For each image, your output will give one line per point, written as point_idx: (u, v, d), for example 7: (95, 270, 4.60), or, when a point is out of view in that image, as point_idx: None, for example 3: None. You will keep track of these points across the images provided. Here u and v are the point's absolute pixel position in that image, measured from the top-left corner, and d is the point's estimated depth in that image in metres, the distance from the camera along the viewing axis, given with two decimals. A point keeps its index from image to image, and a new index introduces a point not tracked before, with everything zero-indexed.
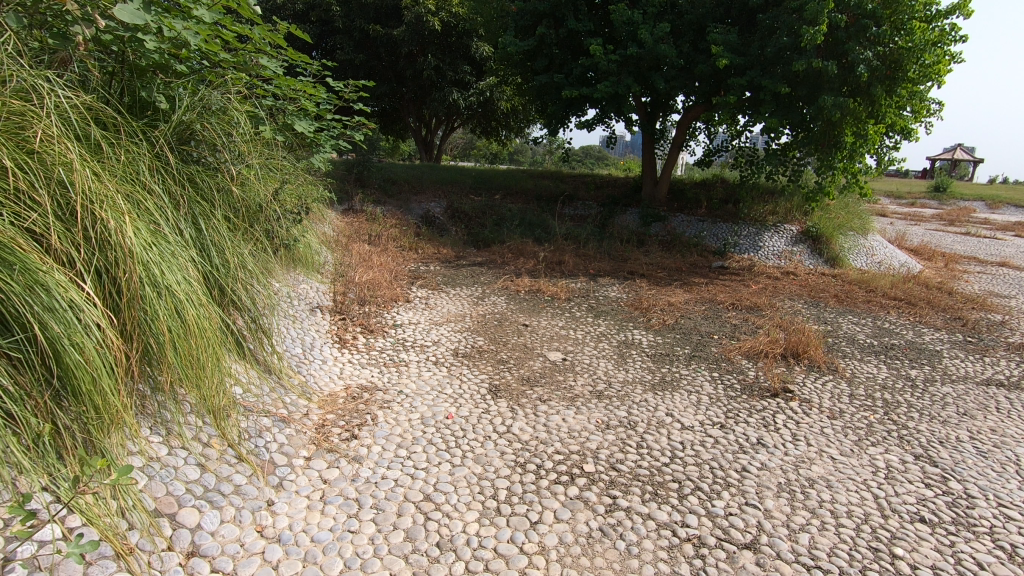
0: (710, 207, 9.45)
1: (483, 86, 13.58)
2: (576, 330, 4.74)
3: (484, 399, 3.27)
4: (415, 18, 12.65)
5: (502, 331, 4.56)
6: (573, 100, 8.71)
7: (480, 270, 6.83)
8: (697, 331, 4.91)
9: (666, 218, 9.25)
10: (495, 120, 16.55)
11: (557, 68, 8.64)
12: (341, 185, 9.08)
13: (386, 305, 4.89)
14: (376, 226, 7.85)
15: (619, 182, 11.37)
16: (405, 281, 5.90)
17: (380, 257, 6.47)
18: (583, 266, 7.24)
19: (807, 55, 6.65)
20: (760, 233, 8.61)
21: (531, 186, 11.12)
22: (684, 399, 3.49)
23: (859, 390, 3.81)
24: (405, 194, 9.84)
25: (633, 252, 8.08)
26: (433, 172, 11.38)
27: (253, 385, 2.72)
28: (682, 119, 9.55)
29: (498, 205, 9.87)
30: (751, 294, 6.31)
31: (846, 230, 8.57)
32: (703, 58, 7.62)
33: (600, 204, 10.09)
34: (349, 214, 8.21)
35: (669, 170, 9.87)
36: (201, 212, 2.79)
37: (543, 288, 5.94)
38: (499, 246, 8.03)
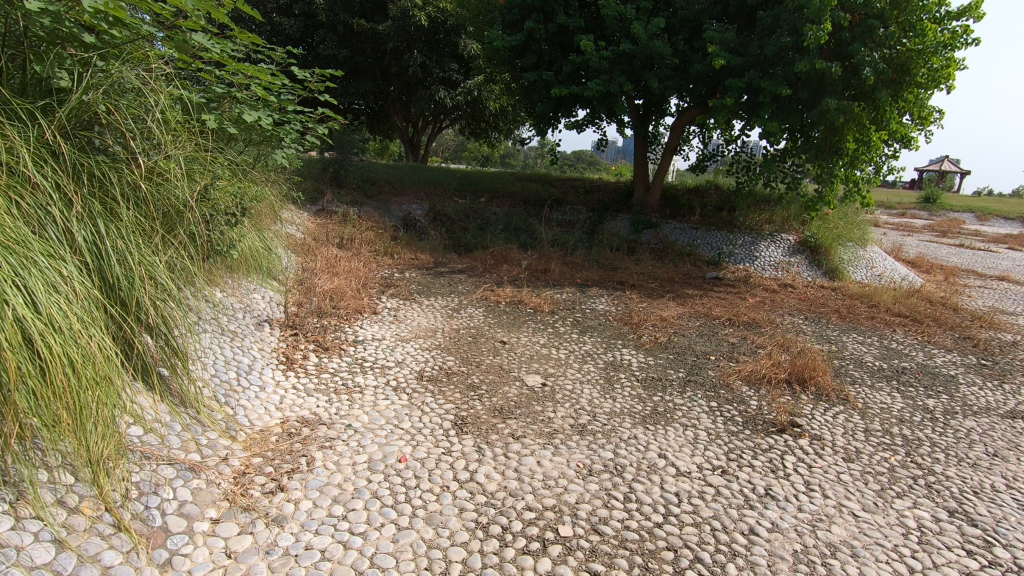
0: (704, 214, 9.05)
1: (471, 85, 13.14)
2: (559, 349, 4.27)
3: (447, 437, 2.79)
4: (401, 13, 12.22)
5: (476, 350, 4.08)
6: (563, 99, 8.27)
7: (459, 278, 6.36)
8: (692, 352, 4.47)
9: (658, 225, 8.84)
10: (484, 121, 16.11)
11: (546, 65, 8.21)
12: (316, 184, 8.59)
13: (349, 318, 4.39)
14: (350, 228, 7.35)
15: (610, 187, 10.96)
16: (374, 290, 5.41)
17: (350, 263, 5.97)
18: (570, 275, 6.79)
19: (810, 56, 6.27)
20: (756, 242, 8.22)
21: (518, 189, 10.66)
22: (679, 435, 3.04)
23: (874, 424, 3.38)
24: (385, 195, 9.36)
25: (622, 261, 7.66)
26: (416, 173, 10.90)
27: (157, 425, 2.23)
28: (676, 122, 9.15)
29: (482, 208, 9.41)
30: (748, 309, 5.89)
31: (845, 241, 8.19)
32: (699, 57, 7.22)
33: (590, 209, 9.66)
34: (323, 216, 7.72)
35: (661, 176, 9.46)
36: (101, 212, 2.31)
37: (525, 299, 5.48)
38: (481, 252, 7.57)
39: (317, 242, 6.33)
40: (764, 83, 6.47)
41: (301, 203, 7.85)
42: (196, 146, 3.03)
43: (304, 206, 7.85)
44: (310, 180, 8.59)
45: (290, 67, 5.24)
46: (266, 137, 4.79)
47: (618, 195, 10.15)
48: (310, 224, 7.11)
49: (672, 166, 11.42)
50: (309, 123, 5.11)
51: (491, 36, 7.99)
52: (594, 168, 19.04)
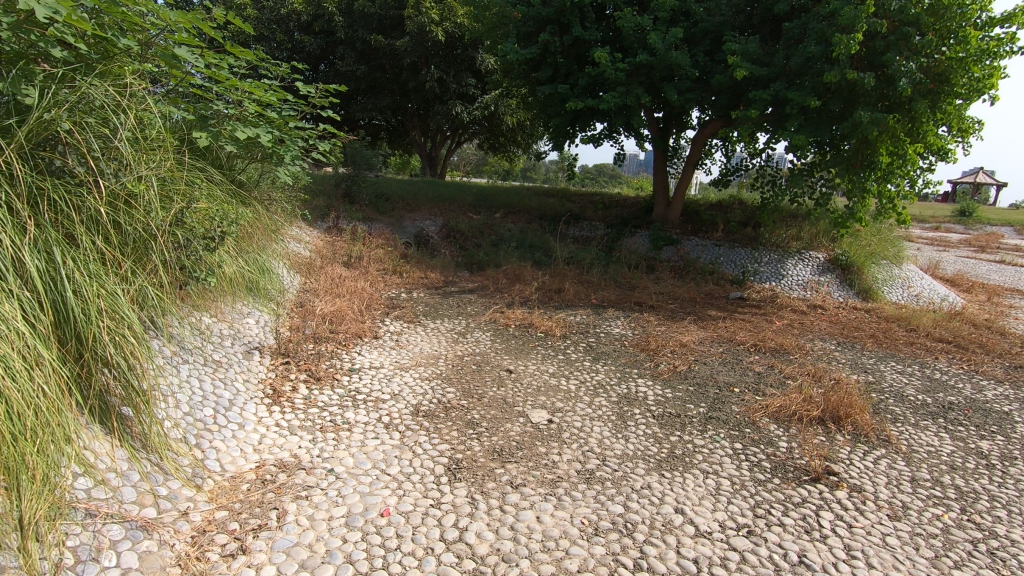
0: (727, 230, 8.69)
1: (488, 100, 13.03)
2: (569, 379, 3.98)
3: (438, 485, 2.52)
4: (418, 28, 12.21)
5: (479, 380, 3.81)
6: (580, 112, 8.03)
7: (469, 298, 6.12)
8: (714, 383, 4.13)
9: (679, 242, 8.50)
10: (502, 135, 16.00)
11: (561, 79, 8.00)
12: (329, 200, 8.48)
13: (347, 344, 4.17)
14: (360, 246, 7.19)
15: (629, 202, 10.65)
16: (378, 312, 5.20)
17: (356, 283, 5.79)
18: (585, 295, 6.51)
19: (840, 66, 5.92)
20: (782, 260, 7.83)
21: (534, 204, 10.43)
22: (699, 484, 2.72)
23: (921, 472, 3.01)
24: (398, 211, 9.22)
25: (641, 280, 7.34)
26: (431, 188, 10.76)
27: (109, 476, 2.01)
28: (697, 135, 8.83)
29: (497, 224, 9.19)
30: (775, 334, 5.52)
31: (879, 259, 7.74)
32: (720, 69, 6.92)
33: (607, 225, 9.37)
34: (333, 232, 7.59)
35: (682, 191, 9.13)
36: (57, 240, 2.12)
37: (536, 322, 5.21)
38: (494, 270, 7.33)
39: (323, 261, 6.17)
40: (790, 95, 6.13)
41: (311, 220, 7.73)
42: (176, 162, 2.84)
43: (315, 223, 7.73)
44: (322, 196, 8.49)
45: (295, 83, 5.11)
46: (267, 154, 4.64)
47: (637, 211, 9.84)
48: (319, 242, 6.97)
49: (694, 180, 11.07)
50: (312, 139, 4.96)
51: (505, 49, 7.81)
52: (614, 182, 18.75)
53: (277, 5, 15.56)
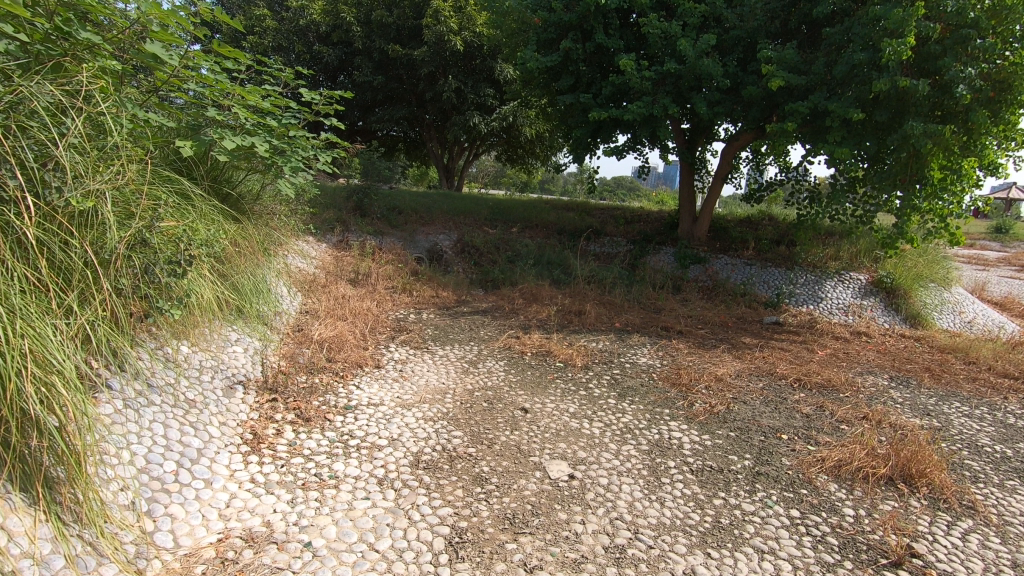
0: (759, 249, 8.16)
1: (506, 110, 12.69)
2: (592, 421, 3.51)
3: (436, 568, 2.07)
4: (436, 37, 11.95)
5: (491, 421, 3.36)
6: (602, 122, 7.58)
7: (482, 320, 5.69)
8: (758, 427, 3.63)
9: (707, 261, 8.00)
10: (520, 147, 15.66)
11: (583, 88, 7.58)
12: (340, 213, 8.16)
13: (344, 374, 3.76)
14: (369, 262, 6.83)
15: (652, 217, 10.17)
16: (383, 336, 4.80)
17: (362, 304, 5.40)
18: (608, 318, 6.04)
19: (890, 73, 5.40)
20: (820, 282, 7.27)
21: (553, 219, 10.01)
22: (755, 570, 2.23)
23: (1023, 554, 2.48)
24: (411, 224, 8.87)
25: (667, 302, 6.86)
26: (446, 201, 10.40)
27: (20, 565, 1.60)
28: (727, 148, 8.35)
29: (513, 240, 8.79)
30: (819, 367, 4.98)
31: (927, 282, 7.15)
32: (753, 78, 6.43)
33: (630, 241, 8.90)
34: (343, 247, 7.25)
35: (710, 206, 8.64)
36: None
37: (554, 350, 4.76)
38: (509, 289, 6.91)
39: (328, 279, 5.79)
40: (832, 104, 5.63)
41: (320, 234, 7.40)
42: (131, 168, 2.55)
43: (324, 237, 7.40)
44: (333, 208, 8.17)
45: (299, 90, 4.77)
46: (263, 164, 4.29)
47: (661, 226, 9.35)
48: (326, 258, 6.61)
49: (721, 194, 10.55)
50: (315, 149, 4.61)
51: (523, 57, 7.44)
52: (635, 195, 18.28)
53: (296, 16, 15.49)
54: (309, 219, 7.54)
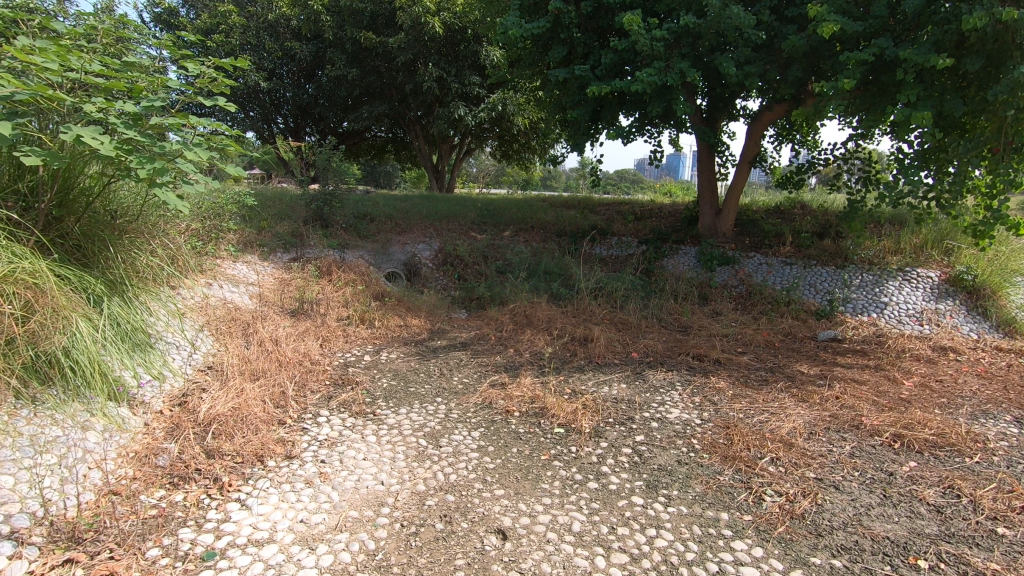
0: (798, 244, 6.78)
1: (495, 98, 11.34)
2: (610, 552, 2.18)
3: None
4: (412, 20, 10.68)
5: (443, 570, 2.04)
6: (602, 98, 6.27)
7: (459, 358, 4.39)
8: (874, 544, 2.28)
9: (737, 261, 6.64)
10: (515, 139, 14.28)
11: (578, 59, 6.26)
12: (296, 225, 6.88)
13: (224, 482, 2.47)
14: (322, 287, 5.54)
15: (666, 211, 8.81)
16: (315, 398, 3.49)
17: (296, 349, 4.09)
18: (621, 347, 4.72)
19: (987, 3, 4.03)
20: (881, 284, 5.90)
21: (551, 219, 8.67)
22: None
23: None
24: (385, 234, 7.60)
25: (693, 319, 5.52)
26: (428, 204, 9.11)
27: None
28: (754, 125, 6.99)
29: (504, 246, 7.47)
30: (916, 410, 3.63)
31: (1018, 278, 5.74)
32: (794, 28, 5.08)
33: (642, 241, 7.55)
34: (294, 267, 5.97)
35: (735, 196, 7.28)
36: None
37: (551, 407, 3.44)
38: (497, 310, 5.61)
39: (258, 314, 4.51)
40: (905, 51, 4.27)
41: (267, 252, 6.13)
42: None
43: (272, 256, 6.13)
44: (288, 219, 6.91)
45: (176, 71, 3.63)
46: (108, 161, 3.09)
47: (677, 222, 8.01)
48: (267, 284, 5.35)
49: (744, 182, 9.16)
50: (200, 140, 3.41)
51: (504, 24, 6.10)
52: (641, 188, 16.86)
53: (264, 11, 14.26)
54: (255, 235, 6.29)
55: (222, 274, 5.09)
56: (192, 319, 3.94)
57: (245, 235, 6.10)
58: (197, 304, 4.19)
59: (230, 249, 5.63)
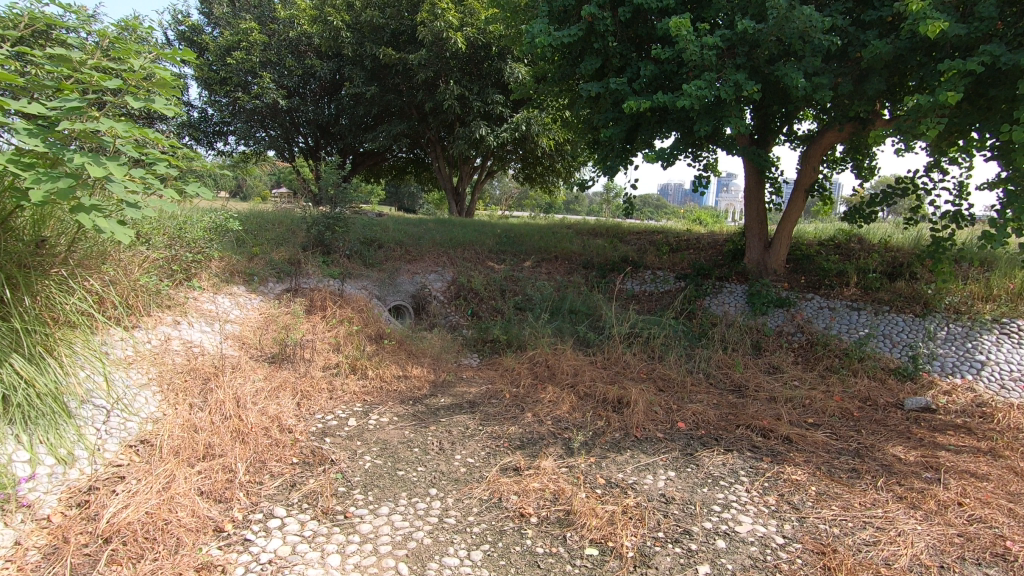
0: (865, 286, 5.86)
1: (519, 117, 10.66)
2: None
3: None
4: (433, 35, 10.15)
5: None
6: (640, 114, 5.53)
7: (465, 424, 3.57)
8: None
9: (794, 304, 5.74)
10: (539, 162, 13.60)
11: (613, 71, 5.54)
12: (294, 251, 6.22)
13: None
14: (312, 327, 4.80)
15: (704, 243, 7.94)
16: (272, 485, 2.69)
17: (263, 412, 3.32)
18: (663, 414, 3.85)
19: None
20: (973, 338, 4.94)
21: (576, 249, 7.88)
22: None
23: None
24: (393, 262, 6.90)
25: (746, 376, 4.63)
26: (443, 230, 8.41)
27: None
28: (808, 152, 6.18)
29: (524, 280, 6.68)
30: None
31: None
32: (875, 33, 4.27)
33: (680, 277, 6.70)
34: (285, 301, 5.26)
35: (787, 228, 6.39)
36: None
37: (580, 512, 2.58)
38: (514, 359, 4.78)
39: (227, 362, 3.77)
40: None
41: (257, 283, 5.45)
42: None
43: (262, 288, 5.44)
44: (285, 245, 6.24)
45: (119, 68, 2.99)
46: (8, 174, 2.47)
47: (719, 256, 7.15)
48: (248, 323, 4.63)
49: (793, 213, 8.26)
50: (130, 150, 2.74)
51: (531, 32, 5.41)
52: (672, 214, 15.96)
53: (286, 28, 13.97)
54: (246, 262, 5.63)
55: (197, 312, 4.40)
56: (139, 371, 3.26)
57: (233, 263, 5.44)
58: (152, 354, 3.48)
59: (212, 279, 4.95)
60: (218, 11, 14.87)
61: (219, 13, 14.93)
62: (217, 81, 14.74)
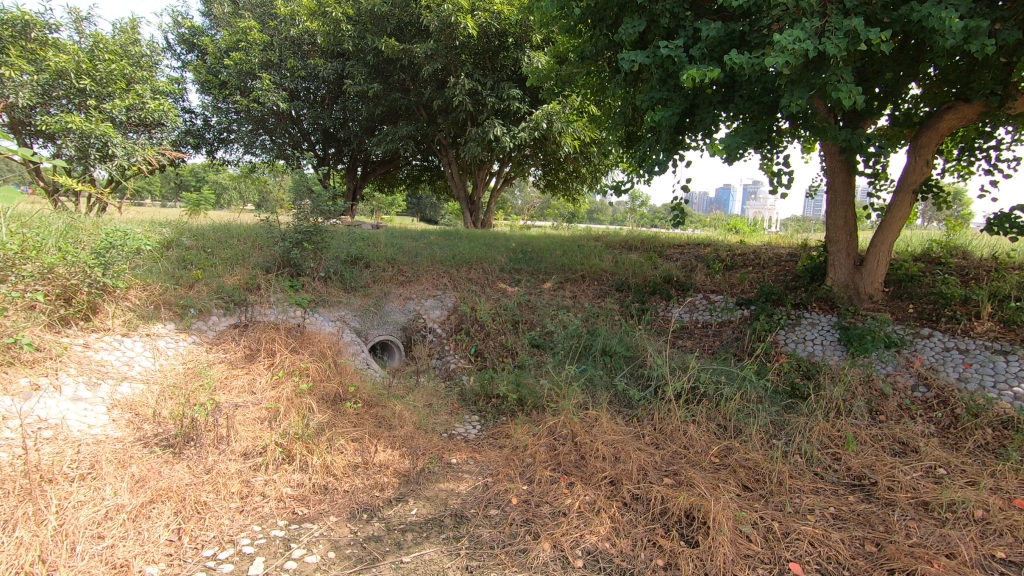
0: (1006, 319, 4.31)
1: (538, 114, 9.27)
2: None
3: None
4: (440, 22, 8.94)
5: None
6: (697, 90, 4.12)
7: (440, 571, 2.18)
8: None
9: (911, 346, 4.22)
10: (562, 166, 12.26)
11: (659, 34, 4.15)
12: (253, 274, 4.96)
13: None
14: (247, 385, 3.50)
15: (766, 258, 6.45)
16: None
17: (98, 561, 2.00)
18: (764, 545, 2.40)
19: None
20: None
21: (607, 267, 6.47)
22: None
23: None
24: (381, 285, 5.61)
25: (868, 462, 3.15)
26: (447, 245, 7.10)
27: None
28: (919, 140, 4.63)
29: (542, 308, 5.32)
30: None
31: None
32: None
33: (743, 304, 5.23)
34: (226, 343, 3.98)
35: (887, 240, 4.87)
36: None
37: None
38: (528, 430, 3.41)
39: (82, 458, 2.46)
40: None
41: (194, 318, 4.16)
42: None
43: (199, 325, 4.15)
44: (243, 266, 5.00)
45: None
46: None
47: (790, 276, 5.65)
48: (157, 379, 3.34)
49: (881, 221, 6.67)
50: None
51: None
52: (701, 223, 14.52)
53: (287, 24, 12.96)
54: (183, 290, 4.37)
55: (77, 366, 3.12)
56: None
57: (161, 294, 4.16)
58: None
59: (123, 316, 3.73)
60: (219, 10, 14.00)
61: (218, 13, 14.00)
62: (217, 85, 13.85)
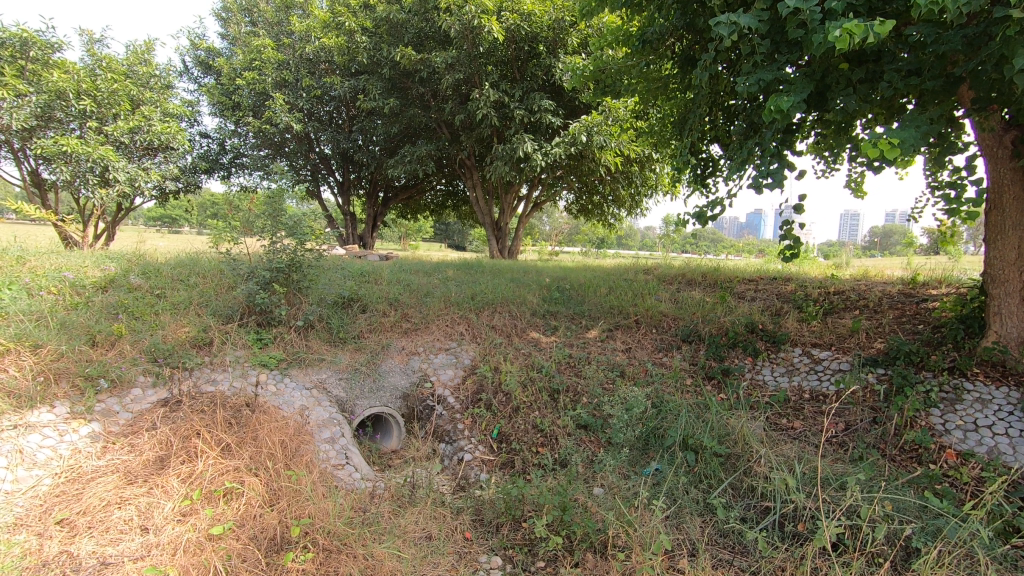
0: None
1: (573, 127, 8.07)
2: None
3: None
4: (462, 26, 7.88)
5: None
6: (826, 66, 2.95)
7: None
8: None
9: None
10: (597, 187, 10.99)
11: None
12: (207, 327, 3.77)
13: None
14: (137, 518, 2.23)
15: (875, 299, 4.98)
16: None
17: None
18: None
19: None
20: None
21: (666, 309, 5.08)
22: None
23: None
24: (377, 334, 4.35)
25: None
26: (465, 280, 5.84)
27: None
28: None
29: (587, 369, 3.96)
30: None
31: None
32: None
33: (867, 367, 3.78)
34: (138, 436, 2.74)
35: None
36: None
37: None
38: None
39: None
40: None
41: (102, 394, 2.95)
42: None
43: (109, 404, 2.93)
44: (195, 317, 3.81)
45: None
46: None
47: (923, 326, 4.18)
48: None
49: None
50: None
51: None
52: (746, 248, 13.04)
53: (301, 41, 12.20)
54: (97, 353, 3.19)
55: None
56: None
57: (58, 361, 2.99)
58: None
59: None
60: (235, 29, 13.38)
61: (235, 33, 13.38)
62: (230, 106, 13.14)
